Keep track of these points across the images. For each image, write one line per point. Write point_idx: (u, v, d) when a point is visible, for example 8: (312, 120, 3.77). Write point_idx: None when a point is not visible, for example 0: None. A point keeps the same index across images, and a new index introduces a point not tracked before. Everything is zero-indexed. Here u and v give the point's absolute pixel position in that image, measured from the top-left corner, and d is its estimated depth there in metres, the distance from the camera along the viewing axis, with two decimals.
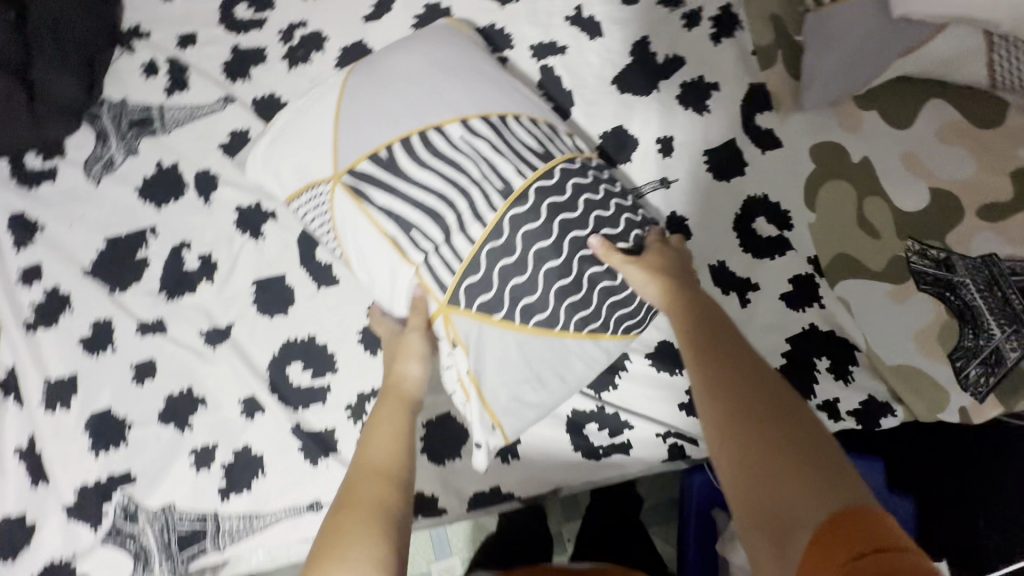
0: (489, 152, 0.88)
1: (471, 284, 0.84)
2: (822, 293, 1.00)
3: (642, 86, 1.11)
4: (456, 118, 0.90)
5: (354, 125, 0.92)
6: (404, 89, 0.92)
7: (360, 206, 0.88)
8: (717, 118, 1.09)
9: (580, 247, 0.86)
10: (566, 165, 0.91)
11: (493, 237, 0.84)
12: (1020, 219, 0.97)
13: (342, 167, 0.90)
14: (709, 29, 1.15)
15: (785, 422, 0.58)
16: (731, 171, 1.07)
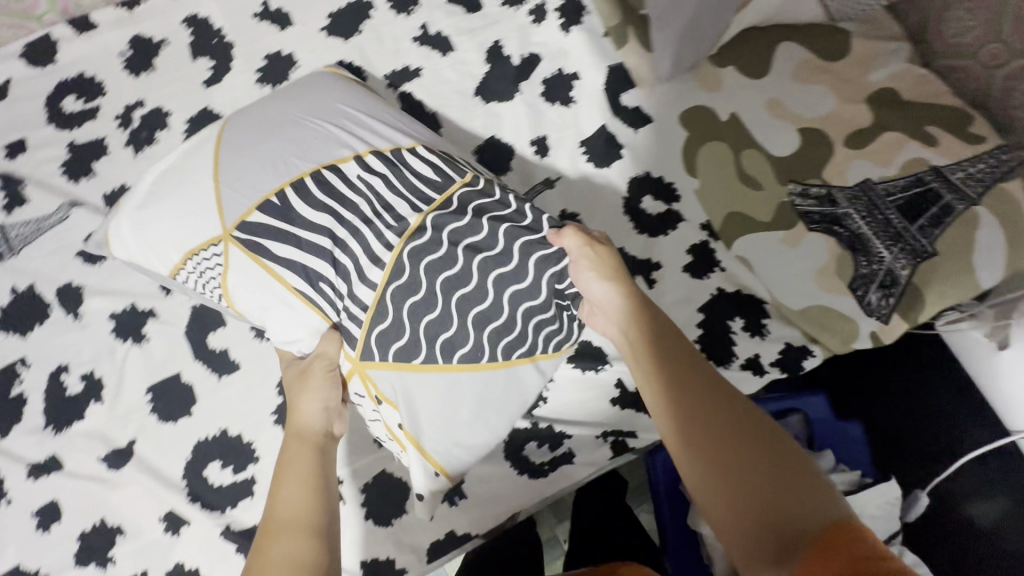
0: (385, 188, 0.85)
1: (382, 332, 0.80)
2: (720, 256, 1.04)
3: (505, 91, 1.09)
4: (352, 156, 0.86)
5: (234, 176, 0.84)
6: (292, 138, 0.86)
7: (261, 263, 0.82)
8: (584, 108, 1.10)
9: (490, 269, 0.83)
10: (465, 188, 0.87)
11: (395, 277, 0.80)
12: (884, 139, 0.98)
13: (229, 223, 0.83)
14: (557, 21, 1.14)
15: (753, 444, 0.60)
16: (609, 157, 1.08)
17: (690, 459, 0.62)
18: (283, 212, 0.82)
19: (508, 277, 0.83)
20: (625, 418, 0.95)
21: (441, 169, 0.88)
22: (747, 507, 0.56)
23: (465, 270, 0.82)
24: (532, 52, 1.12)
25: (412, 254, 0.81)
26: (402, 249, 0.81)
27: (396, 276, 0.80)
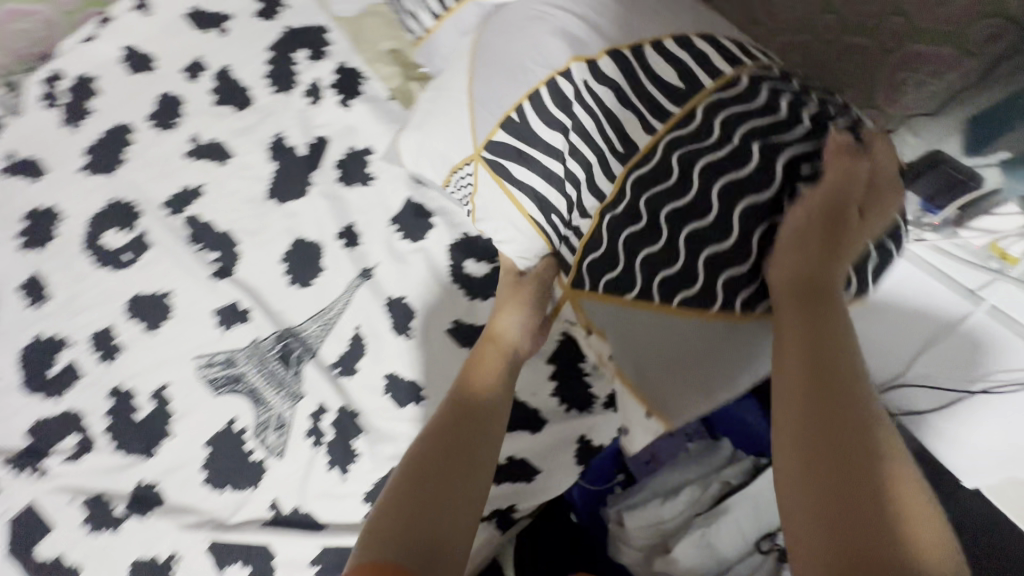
0: (624, 99, 0.72)
1: (593, 261, 0.80)
2: None
3: (297, 189, 1.01)
4: (607, 49, 0.73)
5: (479, 87, 0.83)
6: (510, 44, 0.80)
7: (505, 188, 0.84)
8: (385, 181, 1.02)
9: (622, 230, 0.74)
10: (721, 92, 0.68)
11: (591, 249, 0.79)
12: None
13: (480, 138, 0.83)
14: (334, 96, 1.05)
15: (873, 458, 0.49)
16: (420, 227, 1.00)
17: (792, 446, 0.52)
18: (577, 93, 0.74)
19: (704, 228, 0.68)
20: (504, 493, 0.94)
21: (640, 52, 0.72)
22: (841, 526, 0.46)
23: (681, 182, 0.69)
24: (317, 136, 1.04)
25: (710, 112, 0.68)
26: (636, 169, 0.72)
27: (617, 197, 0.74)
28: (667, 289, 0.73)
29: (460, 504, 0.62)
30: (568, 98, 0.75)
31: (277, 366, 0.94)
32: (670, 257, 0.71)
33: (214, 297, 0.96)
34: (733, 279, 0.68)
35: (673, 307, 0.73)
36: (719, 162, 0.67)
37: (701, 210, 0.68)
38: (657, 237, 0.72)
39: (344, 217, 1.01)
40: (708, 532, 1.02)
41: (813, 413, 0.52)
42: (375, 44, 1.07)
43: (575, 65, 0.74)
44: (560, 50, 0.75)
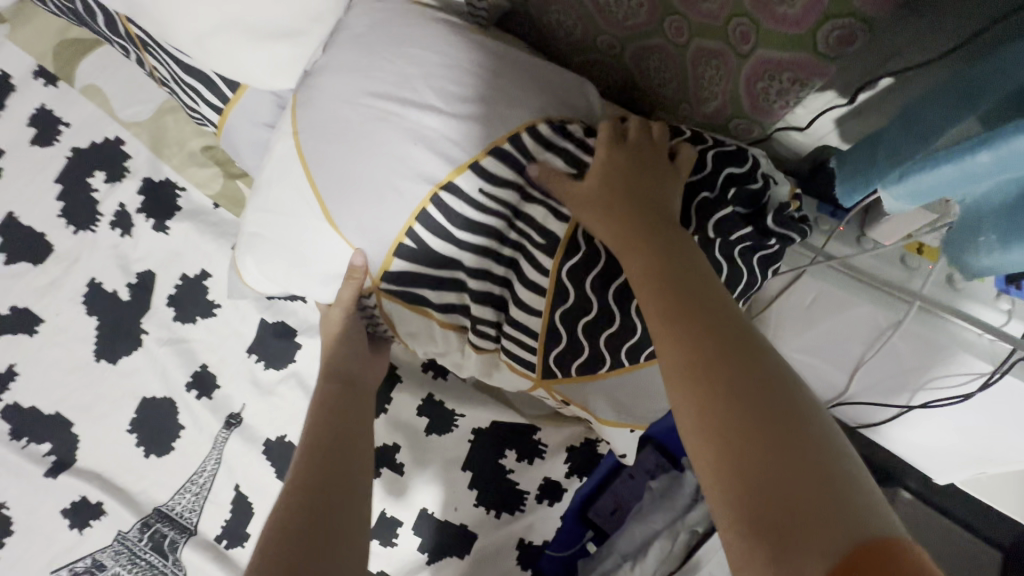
0: (524, 196, 0.63)
1: (558, 353, 0.66)
2: (455, 400, 0.85)
3: (127, 342, 0.86)
4: (489, 147, 0.61)
5: (336, 209, 0.64)
6: (355, 158, 0.62)
7: (431, 317, 0.70)
8: (231, 306, 0.87)
9: (577, 320, 0.63)
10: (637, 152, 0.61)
11: (552, 344, 0.65)
12: None
13: (372, 270, 0.66)
14: (146, 221, 0.89)
15: (777, 391, 0.36)
16: (285, 351, 0.86)
17: (686, 410, 0.38)
18: (471, 202, 0.62)
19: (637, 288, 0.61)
20: None
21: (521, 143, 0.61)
22: (766, 498, 0.33)
23: (616, 266, 0.60)
24: (138, 272, 0.88)
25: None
26: (567, 260, 0.61)
27: (562, 299, 0.62)
28: (640, 355, 0.64)
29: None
30: (465, 211, 0.62)
31: (151, 559, 0.79)
32: (624, 327, 0.61)
33: (56, 497, 0.81)
34: None
35: (646, 361, 0.65)
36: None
37: None
38: (613, 321, 0.62)
39: (192, 361, 0.86)
40: None
41: (694, 357, 0.39)
42: (181, 148, 0.91)
43: (459, 176, 0.61)
44: (432, 159, 0.61)
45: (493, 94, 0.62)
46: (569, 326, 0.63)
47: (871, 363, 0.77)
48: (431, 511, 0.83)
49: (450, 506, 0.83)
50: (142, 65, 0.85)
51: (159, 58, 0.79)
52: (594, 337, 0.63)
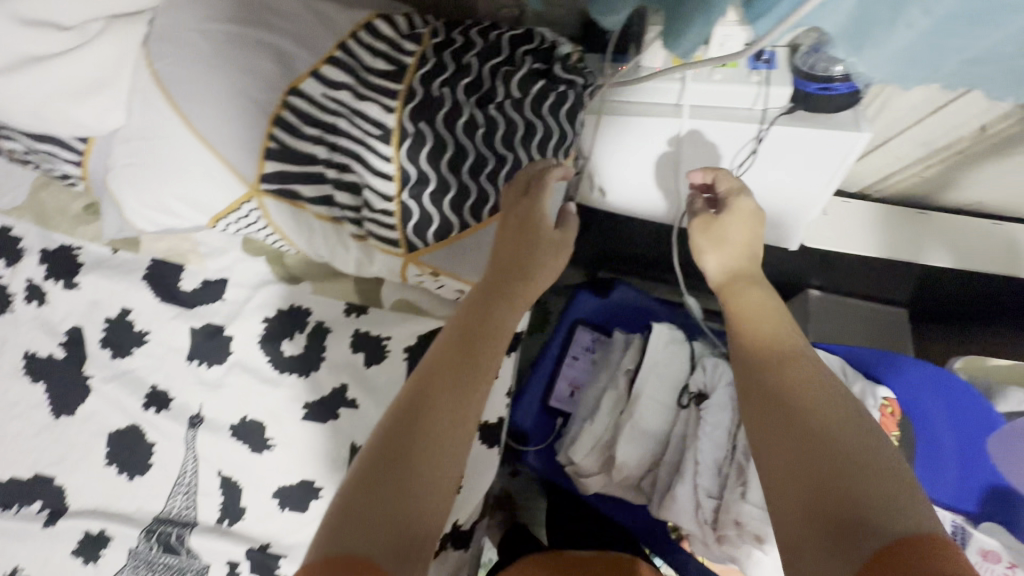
0: (358, 94, 0.75)
1: (416, 226, 0.79)
2: (382, 329, 0.96)
3: (77, 392, 0.94)
4: (325, 58, 0.75)
5: (204, 129, 0.75)
6: (214, 81, 0.74)
7: (308, 211, 0.80)
8: (160, 328, 0.96)
9: (422, 194, 0.77)
10: (436, 42, 0.76)
11: (408, 218, 0.78)
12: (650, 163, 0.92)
13: (249, 176, 0.77)
14: (56, 285, 0.97)
15: (857, 450, 0.53)
16: (222, 345, 0.96)
17: (779, 466, 0.55)
18: (316, 103, 0.75)
19: (457, 159, 0.76)
20: None
21: (347, 49, 0.75)
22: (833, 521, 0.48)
23: (440, 139, 0.75)
24: (66, 331, 0.96)
25: (426, 81, 0.75)
26: (403, 143, 0.75)
27: (407, 179, 0.76)
28: (482, 212, 0.80)
29: (423, 485, 0.55)
30: (312, 111, 0.75)
31: (166, 558, 0.88)
32: (462, 189, 0.77)
33: (64, 541, 0.89)
34: (492, 176, 0.78)
35: (491, 216, 0.81)
36: (461, 119, 0.75)
37: (462, 149, 0.76)
38: (450, 186, 0.77)
39: (142, 385, 0.94)
40: (634, 420, 1.05)
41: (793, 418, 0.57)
42: (66, 212, 0.99)
43: (303, 83, 0.75)
44: (275, 69, 0.74)
45: (308, 15, 0.74)
46: (418, 200, 0.77)
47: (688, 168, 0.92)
48: None
49: None
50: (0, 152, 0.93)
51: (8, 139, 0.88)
52: (438, 205, 0.77)
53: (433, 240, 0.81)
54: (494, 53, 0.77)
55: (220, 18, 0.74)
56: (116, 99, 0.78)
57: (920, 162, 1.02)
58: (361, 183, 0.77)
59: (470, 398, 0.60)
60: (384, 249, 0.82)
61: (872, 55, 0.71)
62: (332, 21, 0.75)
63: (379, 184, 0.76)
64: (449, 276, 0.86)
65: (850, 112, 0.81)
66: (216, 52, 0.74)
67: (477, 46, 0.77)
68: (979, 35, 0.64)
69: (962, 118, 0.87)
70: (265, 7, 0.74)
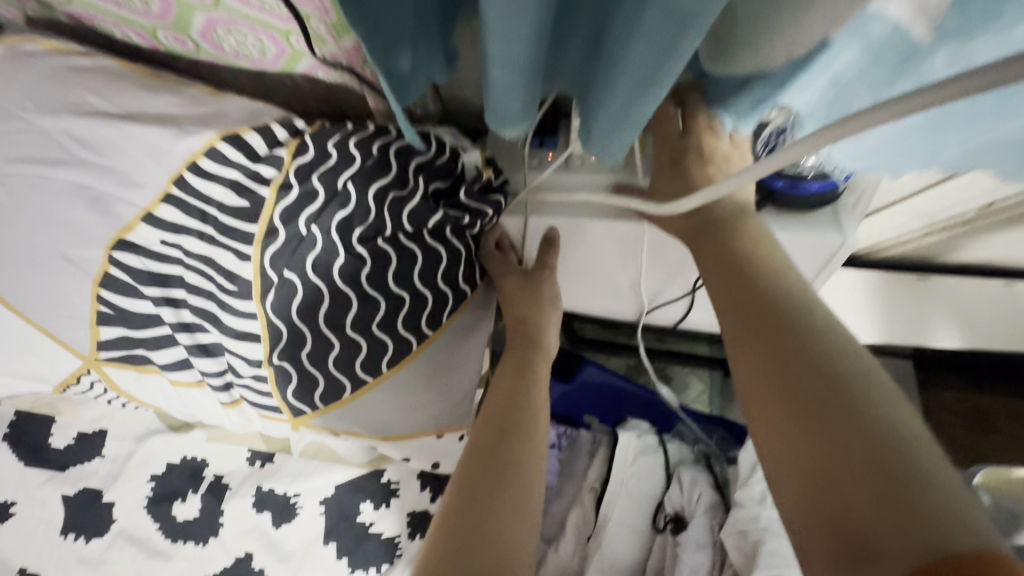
0: (208, 238, 0.60)
1: (297, 389, 0.65)
2: (292, 481, 0.81)
3: None
4: (159, 196, 0.59)
5: (17, 297, 0.62)
6: (22, 239, 0.60)
7: (167, 377, 0.67)
8: (24, 496, 0.81)
9: (297, 354, 0.62)
10: (300, 161, 0.59)
11: (285, 380, 0.64)
12: (593, 265, 0.77)
13: (86, 347, 0.65)
14: None
15: (871, 420, 0.39)
16: (100, 512, 0.81)
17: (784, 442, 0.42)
18: (151, 253, 0.60)
19: (337, 309, 0.61)
20: None
21: (185, 184, 0.59)
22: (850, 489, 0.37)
23: (313, 289, 0.60)
24: None
25: (288, 218, 0.59)
26: (266, 297, 0.60)
27: (277, 337, 0.62)
28: (380, 365, 0.65)
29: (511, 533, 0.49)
30: (147, 267, 0.61)
31: None
32: (347, 345, 0.63)
33: None
34: (387, 322, 0.63)
35: (390, 370, 0.66)
36: (338, 263, 0.60)
37: (344, 298, 0.61)
38: (332, 343, 0.63)
39: (8, 569, 0.79)
40: (602, 551, 0.89)
41: (797, 383, 0.43)
42: None
43: (131, 232, 0.60)
44: (96, 219, 0.59)
45: (129, 144, 0.58)
46: (295, 361, 0.63)
47: (641, 270, 0.76)
48: None
49: None
50: None
51: None
52: (320, 364, 0.63)
53: (320, 403, 0.66)
54: (381, 172, 0.59)
55: (24, 160, 0.59)
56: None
57: (918, 232, 0.86)
58: (219, 344, 0.64)
59: (526, 449, 0.56)
60: (266, 415, 0.69)
61: (850, 145, 0.55)
62: (156, 146, 0.58)
63: (242, 347, 0.63)
64: (347, 433, 0.71)
65: (828, 206, 0.66)
66: (21, 205, 0.59)
67: (356, 163, 0.59)
68: (990, 137, 0.48)
69: (967, 192, 0.71)
70: (77, 139, 0.59)
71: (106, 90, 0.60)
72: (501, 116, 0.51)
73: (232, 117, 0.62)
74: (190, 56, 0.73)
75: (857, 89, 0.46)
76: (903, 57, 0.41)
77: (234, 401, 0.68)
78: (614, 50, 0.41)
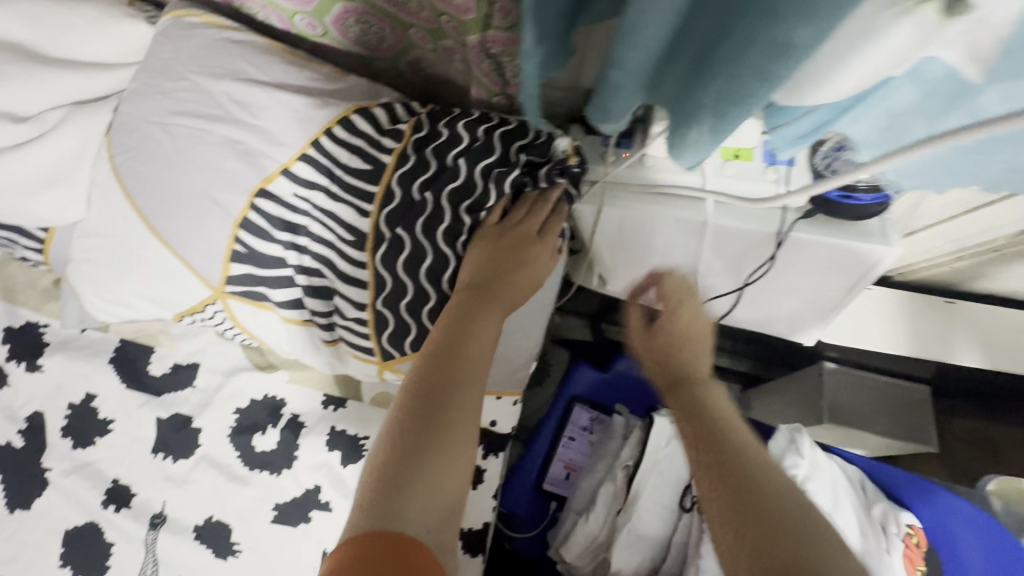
0: (332, 194, 0.70)
1: (393, 334, 0.75)
2: (362, 426, 0.90)
3: (33, 483, 0.88)
4: (297, 154, 0.69)
5: (166, 230, 0.72)
6: (179, 180, 0.70)
7: (279, 313, 0.78)
8: (122, 415, 0.90)
9: (398, 301, 0.72)
10: (419, 137, 0.70)
11: (383, 325, 0.74)
12: (657, 256, 0.85)
13: (217, 279, 0.74)
14: (18, 366, 0.92)
15: (796, 522, 0.49)
16: (189, 435, 0.90)
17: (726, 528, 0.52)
18: (286, 205, 0.70)
19: (437, 266, 0.70)
20: None
21: (320, 146, 0.69)
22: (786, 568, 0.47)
23: (419, 248, 0.70)
24: (26, 417, 0.90)
25: (404, 182, 0.69)
26: (378, 249, 0.70)
27: (382, 285, 0.72)
28: None
29: (458, 453, 0.54)
30: (279, 211, 0.70)
31: None
32: (441, 298, 0.71)
33: None
34: None
35: None
36: (442, 227, 0.69)
37: (442, 258, 0.70)
38: (430, 296, 0.71)
39: (103, 479, 0.88)
40: (631, 524, 0.96)
41: (734, 475, 0.54)
42: (35, 291, 0.95)
43: (272, 182, 0.69)
44: (242, 168, 0.69)
45: (278, 108, 0.69)
46: (394, 309, 0.73)
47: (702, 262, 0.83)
48: None
49: None
50: None
51: None
52: (416, 316, 0.72)
53: (410, 348, 0.75)
54: (486, 151, 0.69)
55: (188, 114, 0.69)
56: (74, 193, 0.73)
57: (949, 256, 0.93)
58: (332, 288, 0.74)
59: (469, 367, 0.59)
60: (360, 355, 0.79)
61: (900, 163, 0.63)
62: (302, 112, 0.68)
63: (350, 290, 0.73)
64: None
65: (875, 218, 0.74)
66: (181, 151, 0.69)
67: (465, 142, 0.69)
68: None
69: (999, 219, 0.79)
70: (234, 100, 0.69)
71: (259, 60, 0.71)
72: (603, 112, 0.59)
73: (360, 92, 0.72)
74: (315, 39, 0.84)
75: (913, 118, 0.54)
76: (957, 91, 0.49)
77: (329, 342, 0.80)
78: (711, 73, 0.50)
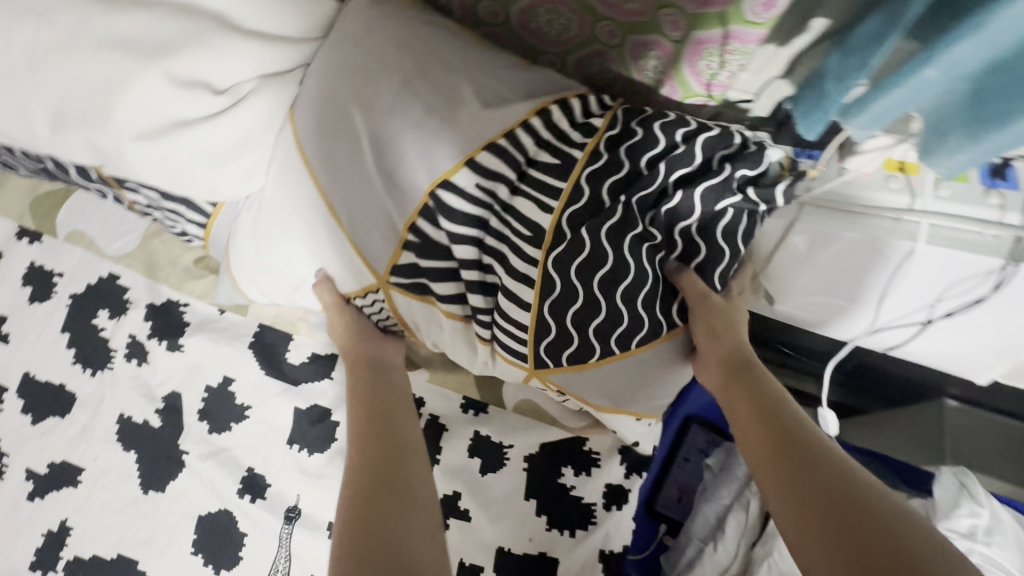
0: (521, 190, 0.66)
1: (550, 344, 0.71)
2: (502, 433, 0.88)
3: (168, 464, 0.86)
4: (483, 144, 0.65)
5: (341, 212, 0.70)
6: (359, 163, 0.67)
7: (438, 307, 0.75)
8: (258, 402, 0.88)
9: (564, 310, 0.68)
10: (613, 133, 0.66)
11: (544, 333, 0.70)
12: (842, 280, 0.78)
13: (381, 270, 0.72)
14: (158, 344, 0.90)
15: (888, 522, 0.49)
16: (326, 429, 0.87)
17: (809, 538, 0.51)
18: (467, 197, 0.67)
19: (612, 277, 0.65)
20: None
21: (515, 139, 0.65)
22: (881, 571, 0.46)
23: (599, 254, 0.65)
24: (163, 397, 0.89)
25: (594, 182, 0.65)
26: (554, 249, 0.66)
27: (550, 290, 0.67)
28: (629, 342, 0.69)
29: (408, 527, 0.62)
30: (460, 207, 0.66)
31: None
32: (612, 314, 0.67)
33: None
34: (647, 301, 0.67)
35: (638, 347, 0.70)
36: (630, 232, 0.65)
37: (620, 267, 0.65)
38: (600, 309, 0.67)
39: (238, 466, 0.86)
40: (773, 560, 0.89)
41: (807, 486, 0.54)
42: (175, 267, 0.93)
43: (456, 173, 0.66)
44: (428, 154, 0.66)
45: (472, 96, 0.66)
46: (557, 317, 0.68)
47: (892, 293, 0.76)
48: (507, 547, 0.84)
49: (524, 538, 0.84)
50: (121, 203, 0.87)
51: (137, 192, 0.80)
52: (579, 327, 0.68)
53: (565, 362, 0.72)
54: (680, 157, 0.64)
55: (375, 96, 0.67)
56: (256, 169, 0.73)
57: None
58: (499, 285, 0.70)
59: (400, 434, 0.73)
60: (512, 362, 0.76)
61: None
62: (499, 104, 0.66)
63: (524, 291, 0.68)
64: (574, 396, 0.77)
65: None
66: (366, 133, 0.67)
67: (659, 144, 0.65)
68: None
69: None
70: (425, 85, 0.67)
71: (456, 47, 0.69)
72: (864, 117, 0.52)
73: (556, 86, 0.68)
74: (491, 25, 0.80)
75: None
76: None
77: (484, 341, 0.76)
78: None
